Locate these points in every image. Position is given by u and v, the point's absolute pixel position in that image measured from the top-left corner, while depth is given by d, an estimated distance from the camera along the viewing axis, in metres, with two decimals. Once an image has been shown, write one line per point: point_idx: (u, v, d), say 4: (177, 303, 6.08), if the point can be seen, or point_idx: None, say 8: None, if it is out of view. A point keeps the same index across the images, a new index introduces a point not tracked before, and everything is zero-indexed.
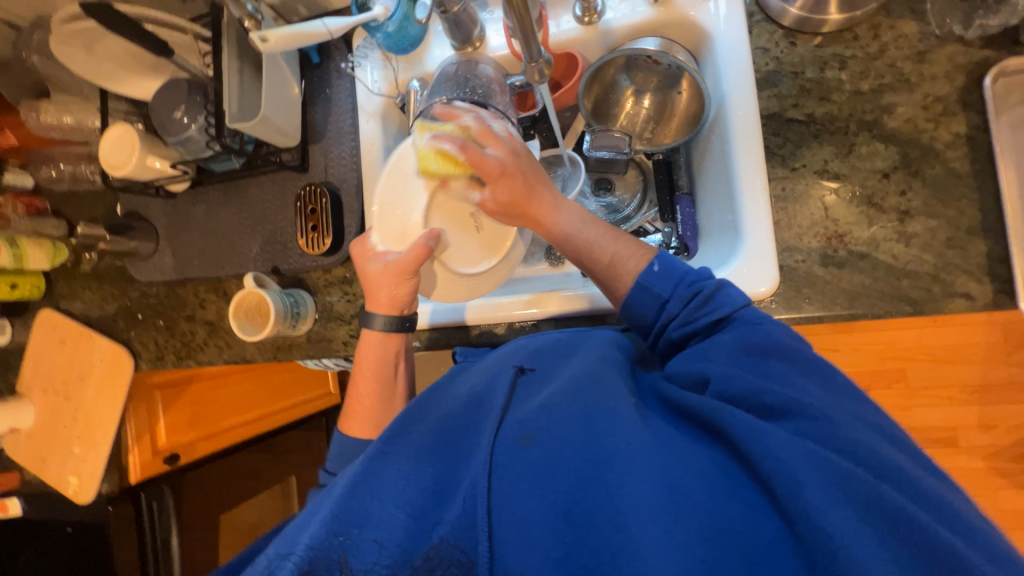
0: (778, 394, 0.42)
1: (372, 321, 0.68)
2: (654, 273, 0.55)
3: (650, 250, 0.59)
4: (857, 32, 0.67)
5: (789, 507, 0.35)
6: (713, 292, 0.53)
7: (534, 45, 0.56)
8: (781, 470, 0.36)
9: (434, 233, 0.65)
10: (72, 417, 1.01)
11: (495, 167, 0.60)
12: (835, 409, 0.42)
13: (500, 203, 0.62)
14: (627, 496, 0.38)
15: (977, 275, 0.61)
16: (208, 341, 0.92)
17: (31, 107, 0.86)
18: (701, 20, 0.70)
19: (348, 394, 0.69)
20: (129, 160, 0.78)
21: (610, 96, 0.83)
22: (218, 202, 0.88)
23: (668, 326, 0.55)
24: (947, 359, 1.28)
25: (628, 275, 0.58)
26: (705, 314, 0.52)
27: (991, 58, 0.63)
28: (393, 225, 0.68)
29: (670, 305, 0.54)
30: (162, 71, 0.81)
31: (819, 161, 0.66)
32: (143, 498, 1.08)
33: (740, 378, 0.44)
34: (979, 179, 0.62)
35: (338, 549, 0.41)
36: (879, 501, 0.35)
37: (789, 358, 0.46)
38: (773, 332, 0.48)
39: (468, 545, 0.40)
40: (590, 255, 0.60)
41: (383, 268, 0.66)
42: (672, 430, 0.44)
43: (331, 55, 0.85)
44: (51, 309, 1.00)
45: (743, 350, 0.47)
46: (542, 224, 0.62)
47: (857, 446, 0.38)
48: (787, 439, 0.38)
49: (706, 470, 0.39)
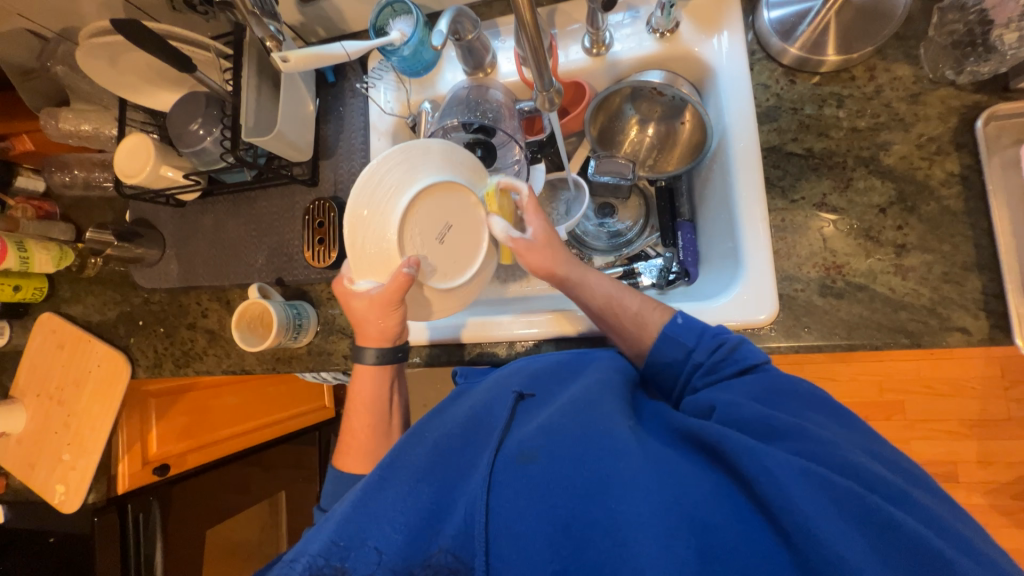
0: (783, 418, 0.44)
1: (363, 355, 0.68)
2: (678, 325, 0.58)
3: (670, 309, 0.63)
4: (853, 73, 0.70)
5: (784, 523, 0.36)
6: (736, 344, 0.54)
7: (546, 74, 0.58)
8: (773, 483, 0.37)
9: (413, 261, 0.61)
10: (64, 422, 1.00)
11: (538, 234, 0.68)
12: (829, 432, 0.44)
13: (534, 257, 0.67)
14: (622, 511, 0.38)
15: (973, 310, 0.62)
16: (207, 350, 0.92)
17: (50, 115, 0.88)
18: (705, 56, 0.73)
19: (342, 431, 0.69)
20: (142, 168, 0.80)
21: (615, 124, 0.86)
22: (226, 212, 0.89)
23: (693, 376, 0.56)
24: (945, 393, 1.28)
25: (653, 327, 0.61)
26: (729, 364, 0.53)
27: (983, 102, 0.65)
28: (367, 259, 0.62)
29: (696, 353, 0.56)
30: (182, 86, 0.84)
31: (817, 194, 0.68)
32: (130, 511, 1.02)
33: (748, 406, 0.47)
34: (972, 217, 0.64)
35: (338, 558, 0.40)
36: (864, 508, 0.36)
37: (797, 395, 0.48)
38: (797, 381, 0.50)
39: (468, 556, 0.40)
40: (617, 307, 0.63)
41: (370, 302, 0.63)
42: (671, 451, 0.45)
43: (346, 76, 0.88)
44: (52, 312, 1.00)
45: (763, 390, 0.49)
46: (569, 284, 0.67)
47: (847, 461, 0.40)
48: (781, 456, 0.39)
49: (702, 489, 0.40)
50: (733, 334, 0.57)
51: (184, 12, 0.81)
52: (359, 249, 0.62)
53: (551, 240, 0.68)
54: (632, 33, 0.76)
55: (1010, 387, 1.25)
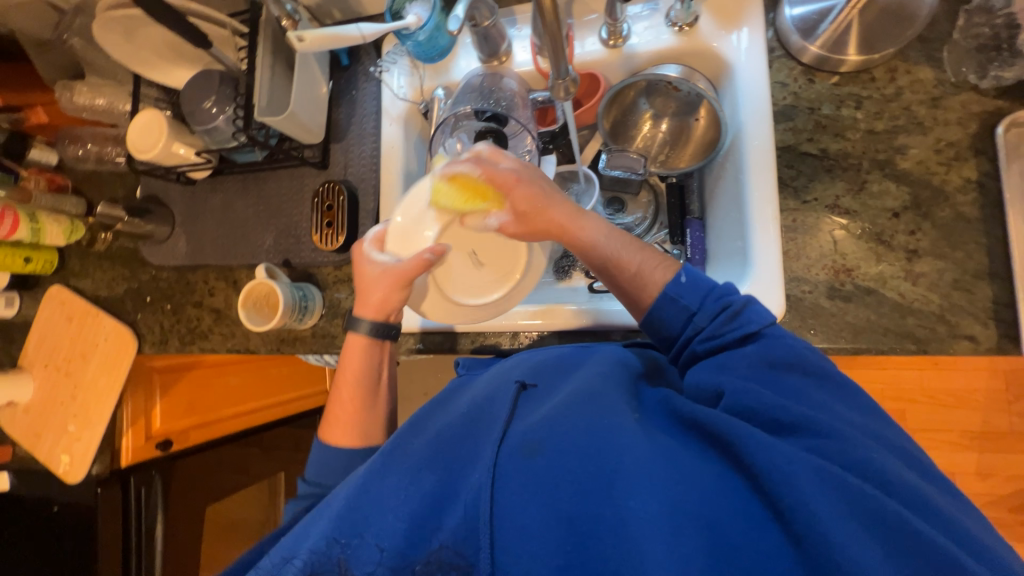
0: (794, 410, 0.43)
1: (358, 325, 0.69)
2: (682, 285, 0.55)
3: (673, 263, 0.59)
4: (873, 74, 0.69)
5: (794, 523, 0.36)
6: (742, 307, 0.53)
7: (563, 62, 0.58)
8: (783, 481, 0.37)
9: (437, 249, 0.62)
10: (70, 393, 1.01)
11: (511, 177, 0.61)
12: (840, 423, 0.42)
13: (528, 232, 0.62)
14: (628, 506, 0.39)
15: (982, 319, 0.62)
16: (213, 328, 0.92)
17: (65, 88, 0.88)
18: (723, 52, 0.72)
19: (330, 401, 0.69)
20: (155, 144, 0.80)
21: (629, 118, 0.85)
22: (236, 192, 0.90)
23: (694, 339, 0.54)
24: (948, 404, 1.27)
25: (653, 287, 0.57)
26: (733, 329, 0.52)
27: (1004, 108, 0.64)
28: (399, 235, 0.64)
29: (698, 318, 0.54)
30: (197, 63, 0.84)
31: (831, 195, 0.68)
32: (132, 484, 1.04)
33: (756, 392, 0.45)
34: (987, 224, 0.63)
35: (337, 554, 0.42)
36: (878, 510, 0.36)
37: (804, 369, 0.47)
38: (798, 346, 0.49)
39: (469, 551, 0.40)
40: (615, 265, 0.59)
41: (383, 273, 0.66)
42: (678, 441, 0.44)
43: (360, 59, 0.87)
44: (61, 285, 1.01)
45: (764, 362, 0.48)
46: (566, 233, 0.61)
47: (867, 463, 0.39)
48: (790, 451, 0.39)
49: (706, 482, 0.40)
50: (740, 295, 0.55)
51: None
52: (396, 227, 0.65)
53: (536, 201, 0.60)
54: (650, 26, 0.75)
55: (1015, 401, 1.24)
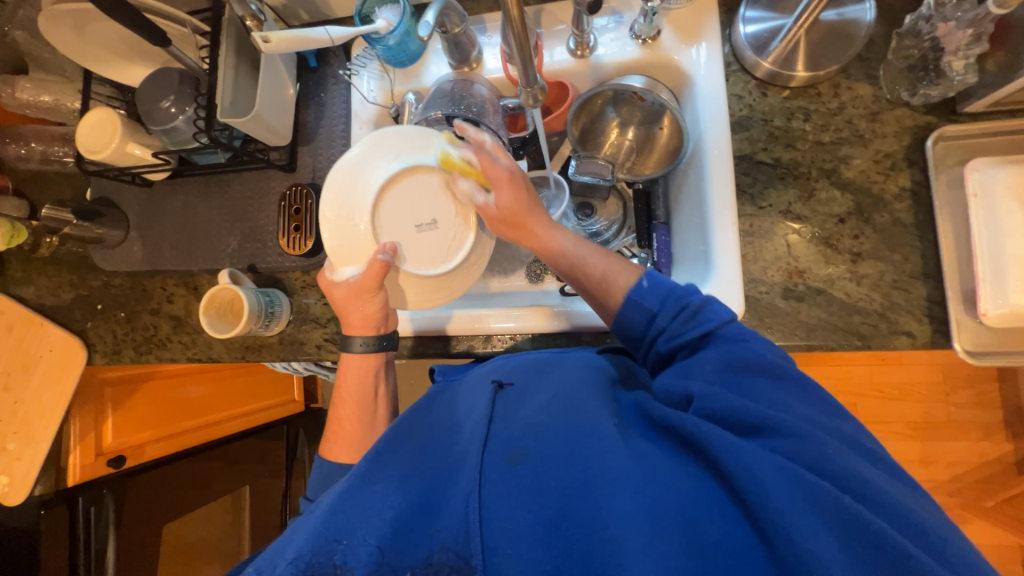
0: (763, 411, 0.45)
1: (351, 343, 0.69)
2: (643, 288, 0.58)
3: (638, 268, 0.62)
4: (820, 89, 0.74)
5: (763, 522, 0.37)
6: (700, 305, 0.55)
7: (531, 71, 0.58)
8: (752, 481, 0.39)
9: (387, 247, 0.67)
10: (9, 409, 0.94)
11: (503, 176, 0.65)
12: (809, 426, 0.44)
13: (502, 219, 0.67)
14: (610, 507, 0.40)
15: (918, 315, 0.67)
16: (171, 337, 0.88)
17: (6, 83, 0.83)
18: (684, 64, 0.76)
19: (330, 418, 0.70)
20: (108, 144, 0.76)
21: (597, 125, 0.87)
22: (197, 195, 0.87)
23: (657, 339, 0.57)
24: (893, 397, 1.36)
25: (617, 290, 0.60)
26: (693, 326, 0.54)
27: (933, 124, 0.70)
28: (345, 252, 0.69)
29: (660, 318, 0.56)
30: (154, 61, 0.80)
31: (783, 202, 0.72)
32: (81, 504, 0.98)
33: (720, 396, 0.47)
34: (921, 229, 0.69)
35: (328, 557, 0.40)
36: (840, 509, 0.37)
37: (767, 372, 0.49)
38: (757, 348, 0.51)
39: (467, 550, 0.40)
40: (581, 270, 0.63)
41: (348, 291, 0.67)
42: (654, 445, 0.45)
43: (329, 62, 0.86)
44: (0, 293, 0.94)
45: (727, 367, 0.50)
46: (534, 236, 0.66)
47: (826, 463, 0.40)
48: (761, 455, 0.40)
49: (681, 483, 0.41)
50: (700, 294, 0.57)
51: None
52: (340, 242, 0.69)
53: (516, 185, 0.65)
54: (615, 38, 0.78)
55: (951, 392, 1.34)
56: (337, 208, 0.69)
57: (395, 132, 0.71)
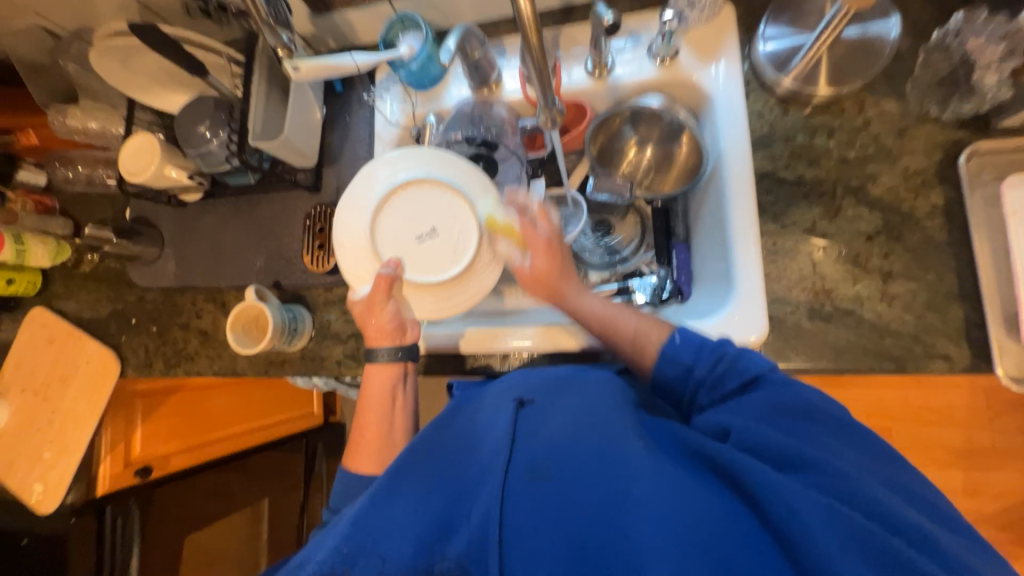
0: (796, 446, 0.44)
1: (375, 354, 0.70)
2: (677, 343, 0.58)
3: (669, 325, 0.62)
4: (843, 105, 0.72)
5: (807, 564, 0.36)
6: (737, 355, 0.54)
7: (550, 92, 0.59)
8: (792, 520, 0.37)
9: (390, 262, 0.69)
10: (47, 419, 0.98)
11: (541, 243, 0.68)
12: (856, 471, 0.42)
13: (537, 279, 0.68)
14: (637, 534, 0.39)
15: (955, 338, 0.64)
16: (199, 351, 0.91)
17: (58, 111, 0.89)
18: (702, 83, 0.76)
19: (354, 433, 0.70)
20: (148, 169, 0.81)
21: (614, 144, 0.88)
22: (228, 214, 0.90)
23: (700, 392, 0.55)
24: (932, 421, 1.29)
25: (652, 348, 0.60)
26: (733, 377, 0.53)
27: (965, 139, 0.68)
28: (357, 271, 0.72)
29: (696, 370, 0.55)
30: (192, 89, 0.85)
31: (807, 220, 0.70)
32: (107, 514, 1.03)
33: (762, 433, 0.46)
34: (955, 248, 0.66)
35: (344, 565, 0.43)
36: (882, 549, 0.36)
37: (806, 412, 0.47)
38: (801, 390, 0.49)
39: (476, 571, 0.41)
40: (610, 328, 0.64)
41: (362, 305, 0.70)
42: (684, 472, 0.44)
43: (354, 86, 0.90)
44: (44, 307, 0.99)
45: (770, 407, 0.49)
46: (565, 300, 0.68)
47: (865, 498, 0.39)
48: (801, 490, 0.39)
49: (714, 514, 0.40)
50: (734, 344, 0.56)
51: (198, 18, 0.84)
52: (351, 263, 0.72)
53: (552, 249, 0.69)
54: (633, 58, 0.79)
55: (995, 417, 1.27)
56: (350, 236, 0.72)
57: (392, 153, 0.73)
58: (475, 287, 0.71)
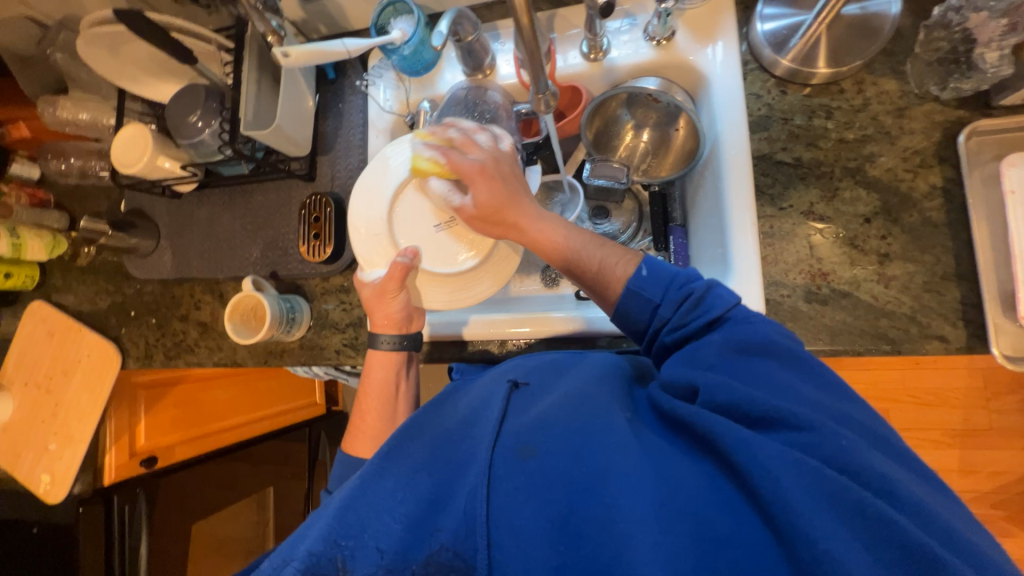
0: (769, 403, 0.42)
1: (377, 342, 0.71)
2: (643, 278, 0.55)
3: (638, 255, 0.59)
4: (842, 85, 0.71)
5: (783, 526, 0.35)
6: (703, 293, 0.53)
7: (541, 77, 0.58)
8: (768, 478, 0.37)
9: (406, 251, 0.70)
10: (51, 411, 0.99)
11: (474, 170, 0.63)
12: (819, 416, 0.42)
13: (483, 209, 0.63)
14: (619, 505, 0.39)
15: (951, 319, 0.64)
16: (199, 342, 0.92)
17: (48, 103, 0.88)
18: (700, 64, 0.75)
19: (354, 415, 0.71)
20: (140, 158, 0.80)
21: (611, 128, 0.87)
22: (222, 205, 0.90)
23: (662, 330, 0.55)
24: (930, 403, 1.30)
25: (619, 278, 0.57)
26: (696, 317, 0.52)
27: (965, 118, 0.67)
28: (371, 255, 0.73)
29: (663, 309, 0.54)
30: (183, 78, 0.84)
31: (805, 202, 0.70)
32: (116, 503, 1.02)
33: (729, 386, 0.44)
34: (954, 229, 0.65)
35: (335, 555, 0.41)
36: (859, 506, 0.35)
37: (771, 355, 0.47)
38: (764, 329, 0.49)
39: (467, 553, 0.40)
40: (579, 261, 0.60)
41: (372, 292, 0.70)
42: (666, 443, 0.45)
43: (347, 73, 0.89)
44: (42, 301, 1.00)
45: (731, 348, 0.48)
46: (520, 230, 0.63)
47: (845, 454, 0.38)
48: (774, 448, 0.38)
49: (695, 484, 0.40)
50: (702, 280, 0.55)
51: (186, 5, 0.82)
52: (365, 247, 0.73)
53: (491, 172, 0.63)
54: (629, 40, 0.77)
55: (992, 398, 1.28)
56: (366, 221, 0.74)
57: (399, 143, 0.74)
58: (489, 278, 0.73)
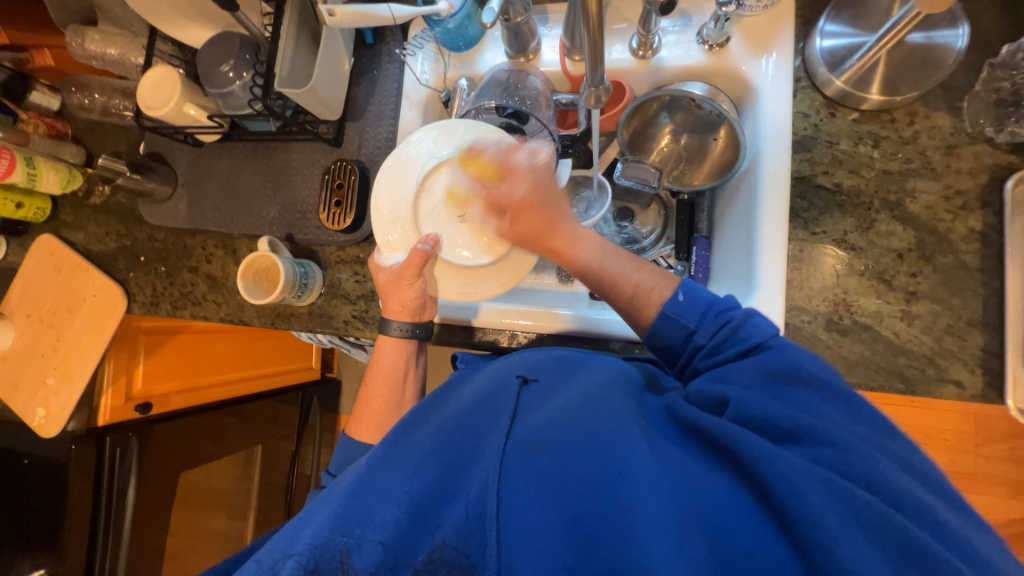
0: (793, 418, 0.43)
1: (389, 327, 0.71)
2: (680, 304, 0.56)
3: (673, 279, 0.60)
4: (894, 115, 0.70)
5: (805, 539, 0.35)
6: (741, 321, 0.53)
7: (599, 70, 0.57)
8: (791, 491, 0.37)
9: (428, 239, 0.68)
10: (52, 346, 0.99)
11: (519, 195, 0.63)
12: (854, 440, 0.42)
13: (524, 223, 0.63)
14: (637, 510, 0.39)
15: (970, 365, 0.64)
16: (207, 296, 0.91)
17: (76, 33, 0.86)
18: (750, 75, 0.73)
19: (358, 399, 0.72)
20: (166, 103, 0.78)
21: (647, 130, 0.85)
22: (244, 160, 0.88)
23: (696, 357, 0.56)
24: (920, 441, 1.31)
25: (651, 301, 0.58)
26: (734, 346, 0.53)
27: (1015, 164, 0.66)
28: (392, 237, 0.71)
29: (698, 335, 0.55)
30: (218, 24, 0.82)
31: (839, 230, 0.69)
32: (107, 444, 1.01)
33: (760, 402, 0.45)
34: (986, 274, 0.65)
35: (339, 547, 0.41)
36: (885, 524, 0.35)
37: (807, 382, 0.47)
38: (799, 358, 0.49)
39: (471, 549, 0.40)
40: (614, 279, 0.61)
41: (389, 277, 0.69)
42: (680, 450, 0.45)
43: (386, 40, 0.86)
44: (51, 235, 0.98)
45: (765, 373, 0.49)
46: (562, 257, 0.63)
47: (878, 475, 0.38)
48: (798, 463, 0.39)
49: (712, 492, 0.40)
50: (741, 309, 0.55)
51: None
52: (385, 229, 0.71)
53: (539, 193, 0.63)
54: (680, 41, 0.75)
55: (981, 444, 1.29)
56: (391, 204, 0.72)
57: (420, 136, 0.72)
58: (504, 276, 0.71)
